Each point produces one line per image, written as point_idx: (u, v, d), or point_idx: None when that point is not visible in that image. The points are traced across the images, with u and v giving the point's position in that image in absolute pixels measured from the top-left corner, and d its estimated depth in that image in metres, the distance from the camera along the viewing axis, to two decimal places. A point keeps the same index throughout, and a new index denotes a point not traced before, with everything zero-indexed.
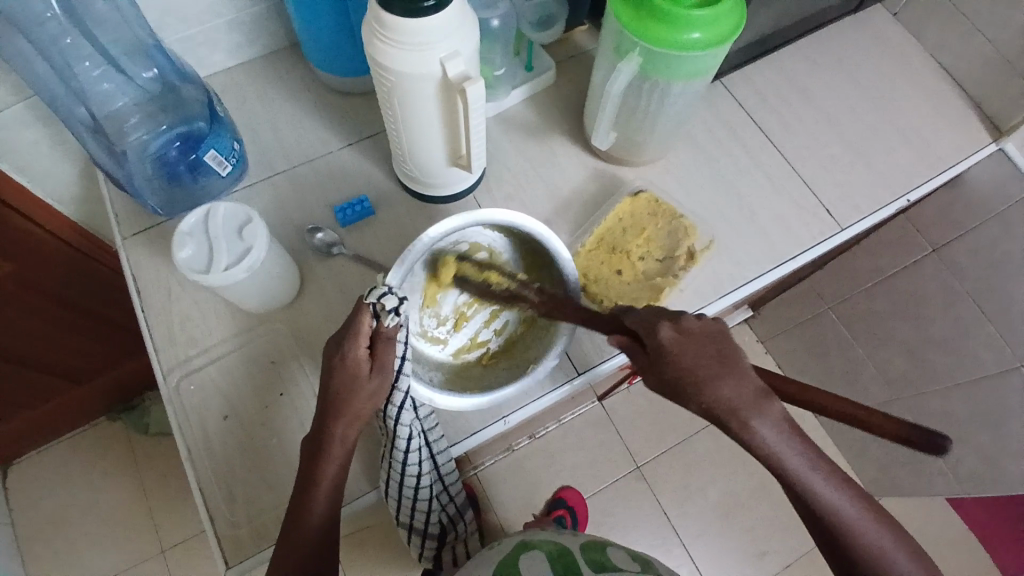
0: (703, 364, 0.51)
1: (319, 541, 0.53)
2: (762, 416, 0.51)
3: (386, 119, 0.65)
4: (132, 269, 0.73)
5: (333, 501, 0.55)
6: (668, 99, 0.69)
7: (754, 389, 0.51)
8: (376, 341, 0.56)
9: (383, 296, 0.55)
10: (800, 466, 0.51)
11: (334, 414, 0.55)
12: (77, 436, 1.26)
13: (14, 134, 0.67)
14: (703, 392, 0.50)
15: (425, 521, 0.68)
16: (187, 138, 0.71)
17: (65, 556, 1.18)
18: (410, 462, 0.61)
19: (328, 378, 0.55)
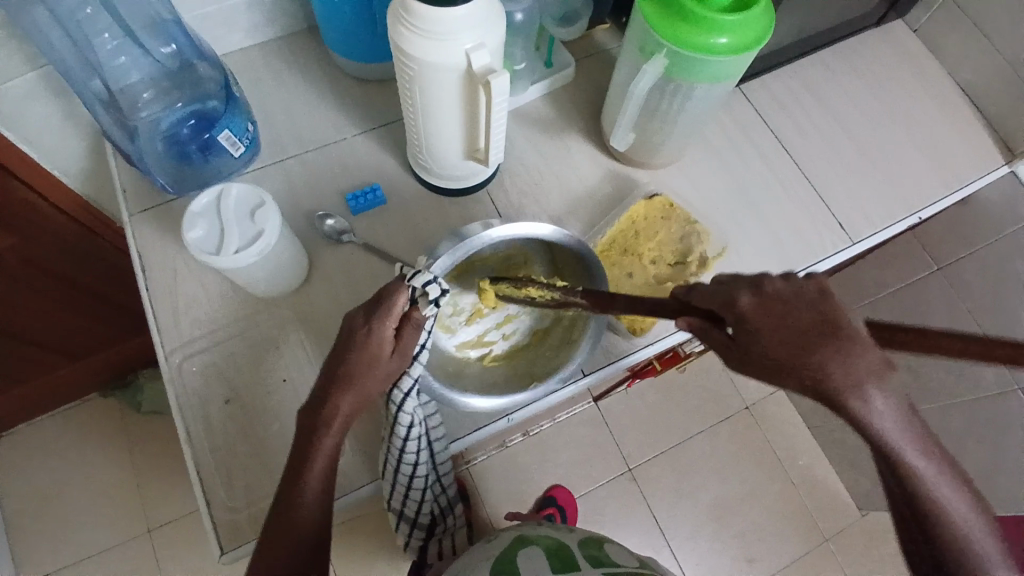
0: (803, 333, 0.43)
1: (312, 526, 0.52)
2: (881, 387, 0.43)
3: (405, 106, 0.63)
4: (138, 246, 0.72)
5: (326, 485, 0.53)
6: (690, 102, 0.68)
7: (871, 359, 0.43)
8: (404, 325, 0.55)
9: (428, 283, 0.54)
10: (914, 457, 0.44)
11: (342, 384, 0.52)
12: (69, 410, 1.25)
13: (26, 106, 0.66)
14: (808, 365, 0.43)
15: (416, 509, 0.67)
16: (201, 117, 0.71)
17: (52, 530, 1.18)
18: (408, 450, 0.60)
19: (341, 354, 0.53)
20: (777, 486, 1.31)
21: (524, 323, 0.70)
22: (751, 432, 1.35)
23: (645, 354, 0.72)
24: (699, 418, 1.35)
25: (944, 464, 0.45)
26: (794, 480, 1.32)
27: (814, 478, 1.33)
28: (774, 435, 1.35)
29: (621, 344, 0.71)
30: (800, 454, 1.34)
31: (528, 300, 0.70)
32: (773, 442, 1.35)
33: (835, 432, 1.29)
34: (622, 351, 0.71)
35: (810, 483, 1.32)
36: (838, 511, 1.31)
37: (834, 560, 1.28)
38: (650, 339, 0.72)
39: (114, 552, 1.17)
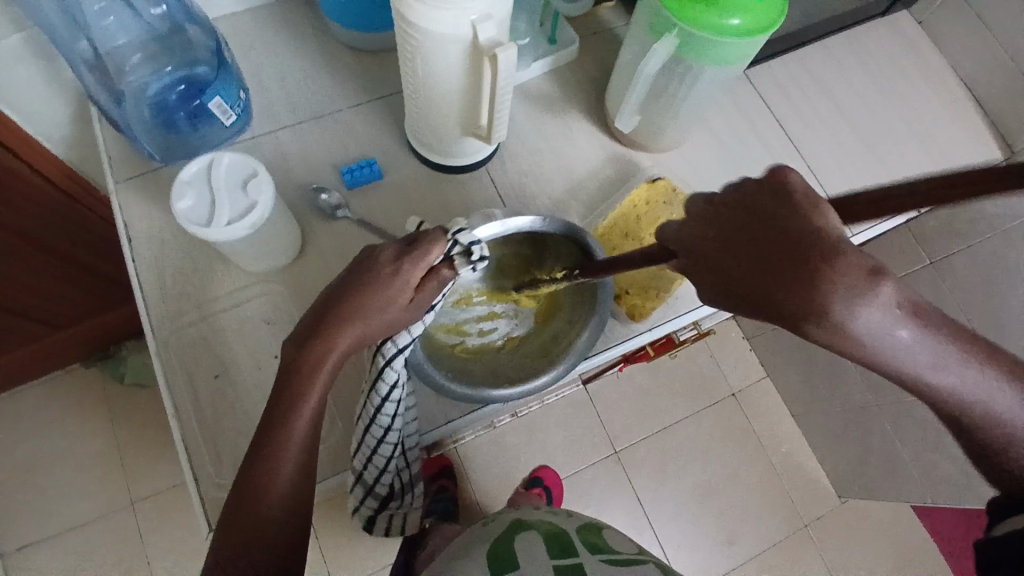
0: (755, 264, 0.33)
1: (288, 483, 0.45)
2: (869, 306, 0.29)
3: (406, 76, 0.61)
4: (124, 216, 0.69)
5: (309, 439, 0.46)
6: (698, 84, 0.67)
7: (841, 269, 0.30)
8: (428, 276, 0.51)
9: (472, 243, 0.53)
10: (940, 371, 0.32)
11: (343, 320, 0.46)
12: (50, 381, 1.22)
13: (9, 70, 0.63)
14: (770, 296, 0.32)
15: (376, 477, 0.62)
16: (191, 83, 0.68)
17: (32, 501, 1.16)
18: (384, 411, 0.58)
19: (358, 289, 0.47)
20: (760, 471, 1.34)
21: (504, 327, 0.71)
22: (736, 419, 1.36)
23: (636, 343, 0.72)
24: (686, 403, 1.36)
25: (979, 363, 0.32)
26: (776, 464, 1.34)
27: (796, 464, 1.35)
28: (759, 422, 1.37)
29: (619, 329, 0.71)
30: (783, 439, 1.36)
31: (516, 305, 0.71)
32: (757, 428, 1.36)
33: (818, 419, 1.31)
34: (618, 337, 0.71)
35: (791, 468, 1.35)
36: (817, 495, 1.34)
37: (811, 543, 1.31)
38: (648, 327, 0.71)
39: (97, 525, 1.16)
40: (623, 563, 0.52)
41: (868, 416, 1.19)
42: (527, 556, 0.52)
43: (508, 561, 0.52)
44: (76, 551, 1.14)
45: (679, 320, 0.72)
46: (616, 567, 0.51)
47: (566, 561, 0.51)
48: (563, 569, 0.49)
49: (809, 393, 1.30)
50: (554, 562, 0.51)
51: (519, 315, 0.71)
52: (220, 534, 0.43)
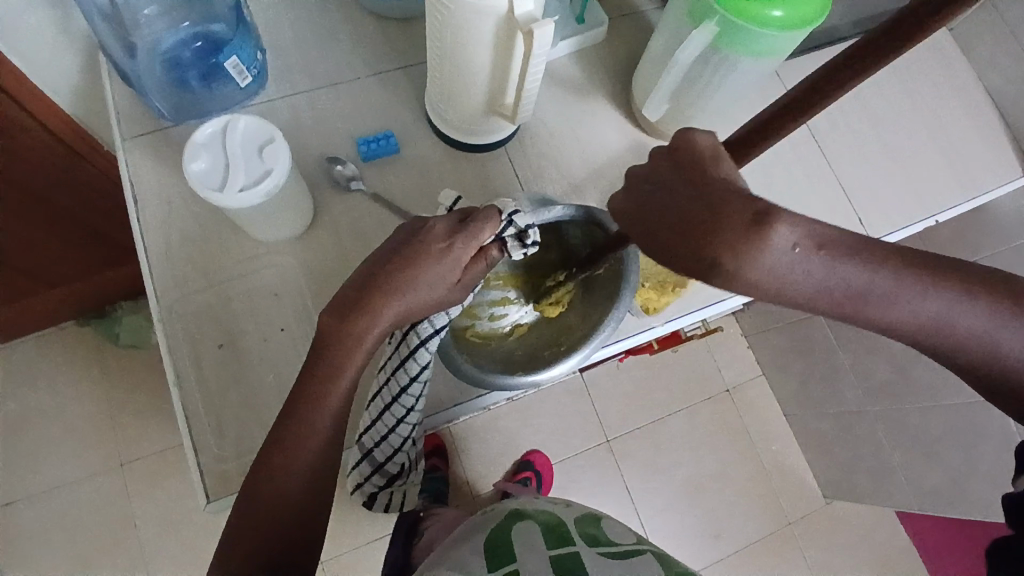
0: (680, 225, 0.38)
1: (315, 457, 0.46)
2: (769, 247, 0.34)
3: (431, 48, 0.59)
4: (131, 175, 0.67)
5: (339, 415, 0.47)
6: (732, 76, 0.65)
7: (736, 220, 0.35)
8: (478, 256, 0.50)
9: (529, 228, 0.51)
10: (857, 292, 0.37)
11: (384, 301, 0.45)
12: (43, 337, 1.20)
13: (19, 16, 0.61)
14: (691, 254, 0.37)
15: (387, 456, 0.61)
16: (208, 40, 0.66)
17: (21, 456, 1.15)
18: (408, 392, 0.57)
19: (406, 264, 0.46)
20: (749, 468, 1.34)
21: (518, 314, 0.69)
22: (730, 415, 1.36)
23: (647, 336, 0.71)
24: (681, 397, 1.36)
25: (895, 275, 0.37)
26: (766, 462, 1.35)
27: (785, 463, 1.36)
28: (752, 419, 1.37)
29: (633, 322, 0.70)
30: (774, 438, 1.37)
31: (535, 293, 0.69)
32: (751, 426, 1.37)
33: (810, 421, 1.31)
34: (632, 329, 0.70)
35: (781, 467, 1.36)
36: (804, 495, 1.35)
37: (795, 542, 1.32)
38: (662, 322, 0.71)
39: (85, 484, 1.15)
40: (622, 555, 0.51)
41: (861, 420, 1.19)
42: (524, 547, 0.51)
43: (507, 553, 0.51)
44: (64, 508, 1.14)
45: (694, 316, 0.72)
46: (615, 560, 0.50)
47: (563, 552, 0.50)
48: (562, 562, 0.49)
49: (804, 395, 1.30)
50: (551, 553, 0.50)
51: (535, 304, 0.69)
52: (240, 509, 0.45)
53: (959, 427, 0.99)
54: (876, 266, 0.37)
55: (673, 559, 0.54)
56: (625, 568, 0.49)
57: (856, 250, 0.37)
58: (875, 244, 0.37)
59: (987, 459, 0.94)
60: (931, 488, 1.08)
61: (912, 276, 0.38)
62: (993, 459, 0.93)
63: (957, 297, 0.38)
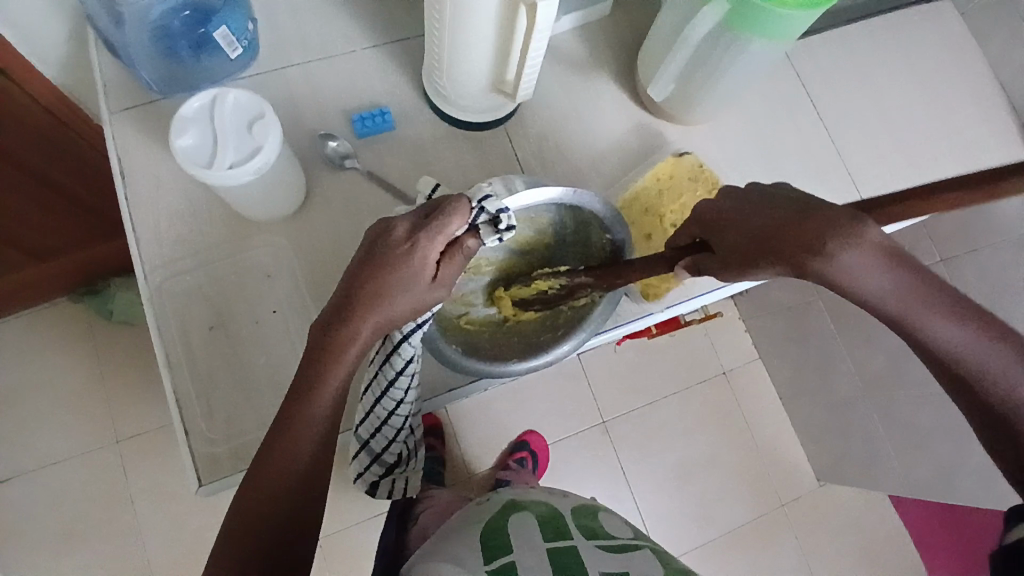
0: (776, 228, 0.46)
1: (303, 463, 0.45)
2: (852, 243, 0.43)
3: (431, 23, 0.56)
4: (118, 149, 0.65)
5: (327, 420, 0.46)
6: (743, 57, 0.62)
7: (833, 219, 0.44)
8: (453, 249, 0.47)
9: (501, 213, 0.48)
10: (902, 302, 0.43)
11: (363, 307, 0.44)
12: (36, 313, 1.19)
13: None
14: (776, 245, 0.46)
15: (383, 446, 0.61)
16: (198, 9, 0.64)
17: (14, 432, 1.14)
18: (398, 381, 0.57)
19: (373, 268, 0.44)
20: (742, 451, 1.35)
21: None
22: (725, 399, 1.36)
23: (646, 321, 0.70)
24: (677, 380, 1.36)
25: (952, 306, 0.43)
26: (759, 446, 1.35)
27: (778, 447, 1.36)
28: (747, 404, 1.37)
29: (632, 308, 0.69)
30: (768, 422, 1.37)
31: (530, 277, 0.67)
32: (745, 409, 1.37)
33: (804, 406, 1.31)
34: (631, 315, 0.69)
35: (773, 451, 1.36)
36: (796, 479, 1.35)
37: (786, 525, 1.33)
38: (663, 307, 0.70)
39: (78, 460, 1.15)
40: (618, 549, 0.51)
41: (854, 406, 1.18)
42: (520, 539, 0.51)
43: (503, 545, 0.50)
44: (58, 485, 1.14)
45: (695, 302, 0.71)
46: (611, 553, 0.50)
47: (561, 545, 0.50)
48: (558, 554, 0.48)
49: (799, 380, 1.30)
50: (548, 544, 0.50)
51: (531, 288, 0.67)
52: (232, 516, 0.45)
53: (952, 416, 0.98)
54: (929, 289, 0.43)
55: (668, 555, 0.53)
56: (620, 562, 0.48)
57: (920, 271, 0.44)
58: (932, 274, 0.44)
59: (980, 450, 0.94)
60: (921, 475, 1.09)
61: (962, 312, 0.43)
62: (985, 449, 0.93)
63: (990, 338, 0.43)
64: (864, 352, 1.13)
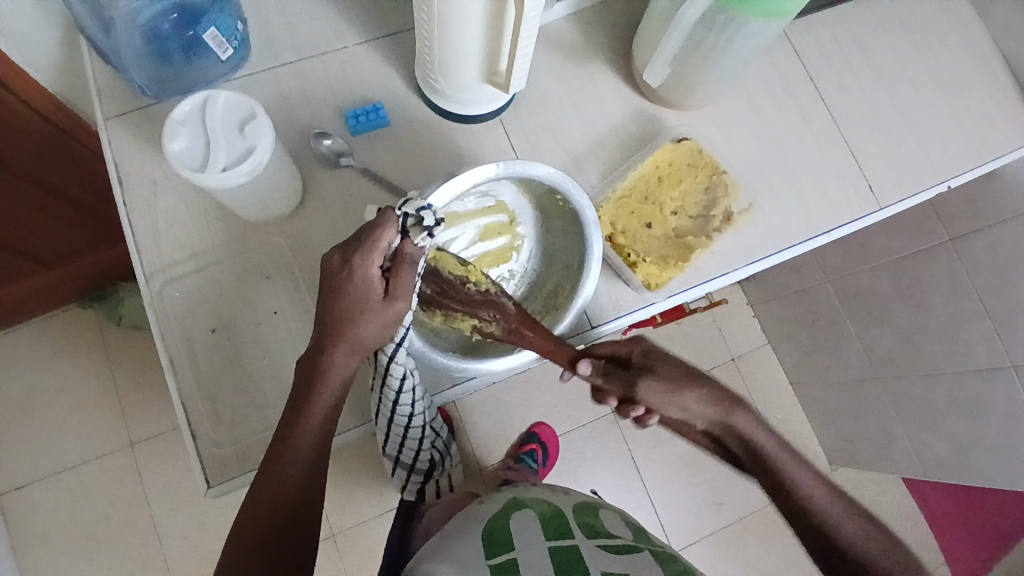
0: (689, 378, 0.57)
1: (305, 465, 0.51)
2: (744, 409, 0.57)
3: (419, 15, 0.55)
4: (114, 154, 0.65)
5: (323, 427, 0.51)
6: (741, 37, 0.61)
7: (727, 392, 0.57)
8: (397, 262, 0.49)
9: (423, 210, 0.51)
10: (785, 459, 0.57)
11: (332, 335, 0.49)
12: (47, 320, 1.20)
13: None
14: (700, 380, 0.57)
15: (413, 458, 0.70)
16: (186, 11, 0.64)
17: (30, 439, 1.16)
18: (402, 396, 0.59)
19: (324, 298, 0.49)
20: None
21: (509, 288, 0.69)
22: (735, 386, 1.35)
23: (651, 311, 0.69)
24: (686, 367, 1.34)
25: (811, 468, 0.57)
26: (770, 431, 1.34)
27: (791, 432, 1.34)
28: (758, 390, 1.35)
29: (633, 297, 0.68)
30: (779, 408, 1.35)
31: (509, 266, 0.69)
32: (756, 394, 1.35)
33: (816, 391, 1.29)
34: (631, 305, 0.68)
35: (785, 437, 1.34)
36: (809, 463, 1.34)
37: None
38: (667, 294, 0.69)
39: (95, 463, 1.16)
40: (619, 549, 0.50)
41: (865, 390, 1.17)
42: (521, 539, 0.51)
43: (504, 544, 0.50)
44: (75, 488, 1.15)
45: (700, 290, 0.70)
46: (612, 553, 0.49)
47: (561, 544, 0.49)
48: (558, 554, 0.48)
49: (808, 364, 1.28)
50: (549, 545, 0.49)
51: (517, 274, 0.69)
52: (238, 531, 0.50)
53: (965, 398, 0.97)
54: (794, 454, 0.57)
55: (671, 555, 0.52)
56: (621, 562, 0.48)
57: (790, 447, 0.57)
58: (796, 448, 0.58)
59: (995, 431, 0.92)
60: (934, 458, 1.07)
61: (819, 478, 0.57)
62: (998, 428, 0.92)
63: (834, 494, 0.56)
64: (874, 334, 1.12)
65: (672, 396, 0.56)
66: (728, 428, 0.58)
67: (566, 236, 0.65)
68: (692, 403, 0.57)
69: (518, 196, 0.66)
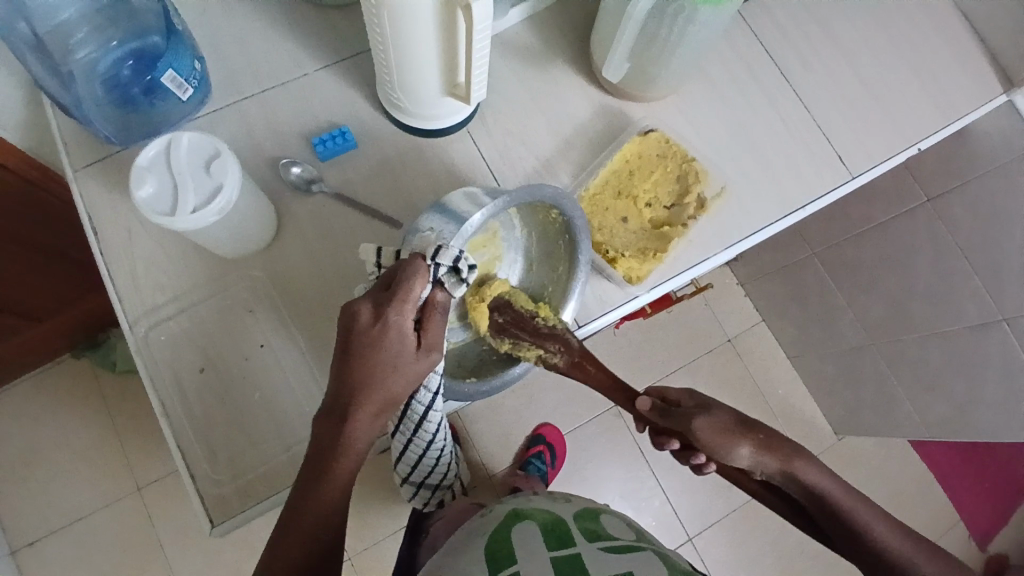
0: (747, 426, 0.53)
1: (331, 528, 0.50)
2: (803, 460, 0.54)
3: (373, 36, 0.56)
4: (86, 205, 0.65)
5: (348, 486, 0.50)
6: (693, 26, 0.62)
7: (784, 442, 0.54)
8: (427, 311, 0.50)
9: (458, 259, 0.51)
10: (847, 501, 0.55)
11: (361, 396, 0.47)
12: (40, 374, 1.19)
13: None
14: (754, 430, 0.53)
15: (437, 479, 0.70)
16: (142, 56, 0.63)
17: (35, 495, 1.15)
18: (433, 435, 0.62)
19: (356, 356, 0.47)
20: (757, 415, 1.33)
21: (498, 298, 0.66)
22: (733, 366, 1.35)
23: (636, 305, 0.69)
24: (682, 353, 1.34)
25: (867, 510, 0.55)
26: (774, 409, 1.34)
27: (794, 407, 1.35)
28: (757, 368, 1.35)
29: (616, 292, 0.68)
30: (779, 383, 1.35)
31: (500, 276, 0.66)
32: (755, 372, 1.35)
33: (813, 363, 1.30)
34: (617, 301, 0.68)
35: (789, 412, 1.34)
36: (815, 435, 1.34)
37: None
38: (649, 287, 0.69)
39: (103, 512, 1.16)
40: (620, 551, 0.51)
41: (861, 357, 1.17)
42: (525, 551, 0.51)
43: (507, 557, 0.51)
44: (86, 540, 1.15)
45: (682, 278, 0.70)
46: (615, 556, 0.50)
47: (565, 554, 0.50)
48: (562, 565, 0.49)
49: (803, 337, 1.29)
50: (552, 556, 0.50)
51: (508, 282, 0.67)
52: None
53: (960, 354, 0.97)
54: (851, 496, 0.55)
55: (671, 555, 0.53)
56: (624, 565, 0.49)
57: (846, 493, 0.55)
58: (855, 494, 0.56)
59: (993, 383, 0.93)
60: (937, 417, 1.07)
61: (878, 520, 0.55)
62: (997, 381, 0.92)
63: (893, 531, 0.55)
64: (864, 300, 1.12)
65: (728, 447, 0.52)
66: (786, 476, 0.54)
67: (553, 244, 0.63)
68: (749, 455, 0.53)
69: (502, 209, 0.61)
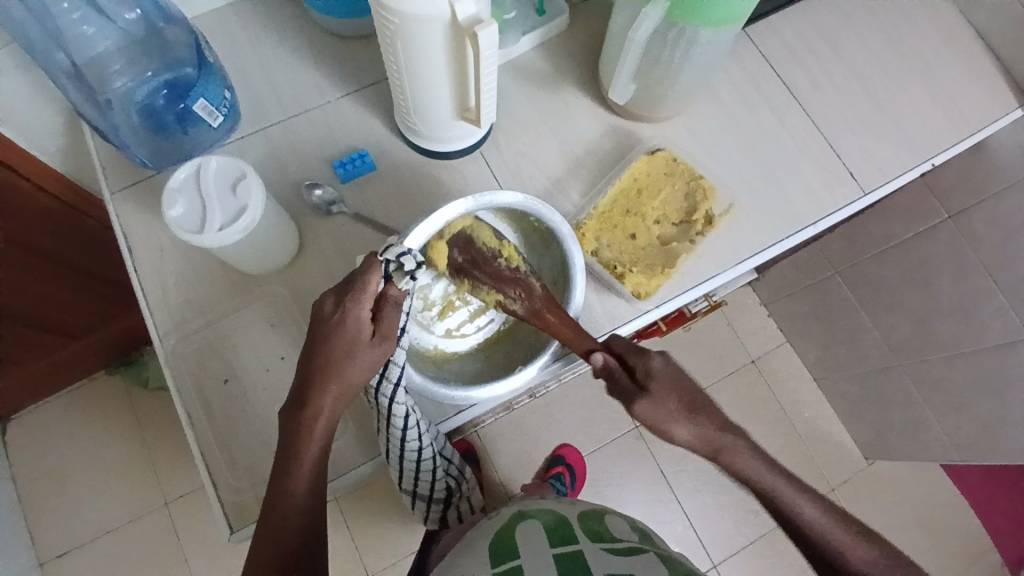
0: (687, 397, 0.53)
1: (301, 518, 0.51)
2: (740, 440, 0.53)
3: (389, 66, 0.59)
4: (122, 225, 0.69)
5: (317, 466, 0.52)
6: (695, 48, 0.63)
7: (719, 419, 0.53)
8: (381, 304, 0.52)
9: (403, 255, 0.52)
10: (781, 486, 0.53)
11: (322, 378, 0.51)
12: (78, 389, 1.24)
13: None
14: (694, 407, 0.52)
15: (429, 487, 0.70)
16: (175, 86, 0.67)
17: (69, 507, 1.20)
18: (409, 437, 0.60)
19: (318, 343, 0.51)
20: (781, 438, 1.31)
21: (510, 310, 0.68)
22: (757, 388, 1.33)
23: (645, 320, 0.70)
24: (703, 374, 1.33)
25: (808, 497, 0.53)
26: (800, 432, 1.31)
27: (821, 430, 1.31)
28: (781, 390, 1.33)
29: (626, 308, 0.69)
30: (804, 405, 1.32)
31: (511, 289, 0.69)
32: (780, 394, 1.33)
33: (839, 385, 1.27)
34: (627, 316, 0.69)
35: (816, 436, 1.31)
36: (844, 460, 1.30)
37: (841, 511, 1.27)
38: (656, 303, 0.70)
39: (132, 525, 1.19)
40: (623, 551, 0.50)
41: (888, 377, 1.15)
42: (527, 547, 0.52)
43: (510, 552, 0.51)
44: (115, 552, 1.18)
45: (691, 294, 0.71)
46: (617, 556, 0.50)
47: (568, 550, 0.50)
48: (564, 561, 0.49)
49: (828, 357, 1.26)
50: (555, 551, 0.50)
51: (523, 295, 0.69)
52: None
53: (989, 373, 0.95)
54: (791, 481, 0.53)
55: (676, 557, 0.53)
56: (627, 564, 0.48)
57: (787, 477, 0.53)
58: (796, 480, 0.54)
59: None
60: (969, 441, 1.04)
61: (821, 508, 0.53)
62: None
63: (839, 522, 0.52)
64: (888, 318, 1.10)
65: (662, 416, 0.52)
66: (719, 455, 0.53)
67: (548, 253, 0.66)
68: (684, 429, 0.52)
69: (496, 221, 0.66)
